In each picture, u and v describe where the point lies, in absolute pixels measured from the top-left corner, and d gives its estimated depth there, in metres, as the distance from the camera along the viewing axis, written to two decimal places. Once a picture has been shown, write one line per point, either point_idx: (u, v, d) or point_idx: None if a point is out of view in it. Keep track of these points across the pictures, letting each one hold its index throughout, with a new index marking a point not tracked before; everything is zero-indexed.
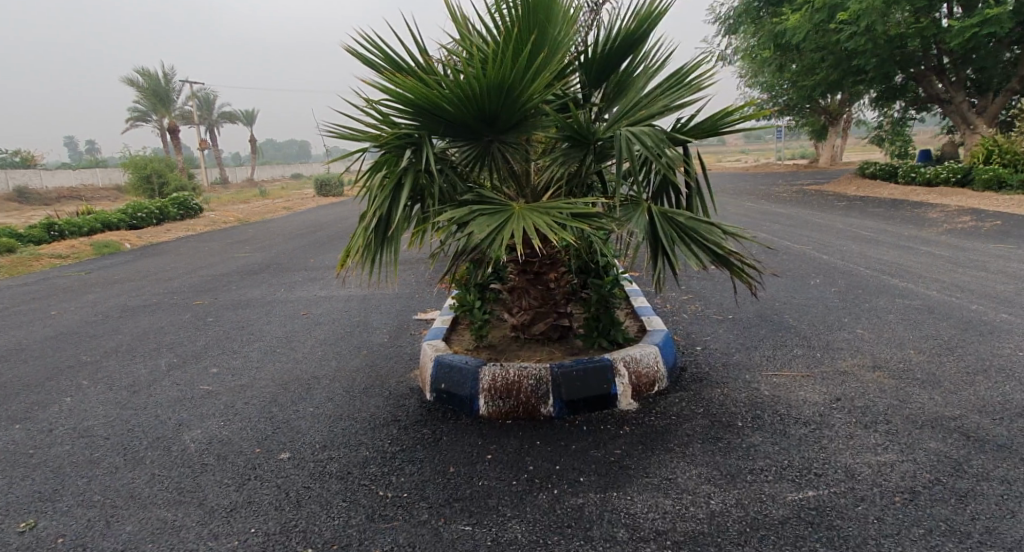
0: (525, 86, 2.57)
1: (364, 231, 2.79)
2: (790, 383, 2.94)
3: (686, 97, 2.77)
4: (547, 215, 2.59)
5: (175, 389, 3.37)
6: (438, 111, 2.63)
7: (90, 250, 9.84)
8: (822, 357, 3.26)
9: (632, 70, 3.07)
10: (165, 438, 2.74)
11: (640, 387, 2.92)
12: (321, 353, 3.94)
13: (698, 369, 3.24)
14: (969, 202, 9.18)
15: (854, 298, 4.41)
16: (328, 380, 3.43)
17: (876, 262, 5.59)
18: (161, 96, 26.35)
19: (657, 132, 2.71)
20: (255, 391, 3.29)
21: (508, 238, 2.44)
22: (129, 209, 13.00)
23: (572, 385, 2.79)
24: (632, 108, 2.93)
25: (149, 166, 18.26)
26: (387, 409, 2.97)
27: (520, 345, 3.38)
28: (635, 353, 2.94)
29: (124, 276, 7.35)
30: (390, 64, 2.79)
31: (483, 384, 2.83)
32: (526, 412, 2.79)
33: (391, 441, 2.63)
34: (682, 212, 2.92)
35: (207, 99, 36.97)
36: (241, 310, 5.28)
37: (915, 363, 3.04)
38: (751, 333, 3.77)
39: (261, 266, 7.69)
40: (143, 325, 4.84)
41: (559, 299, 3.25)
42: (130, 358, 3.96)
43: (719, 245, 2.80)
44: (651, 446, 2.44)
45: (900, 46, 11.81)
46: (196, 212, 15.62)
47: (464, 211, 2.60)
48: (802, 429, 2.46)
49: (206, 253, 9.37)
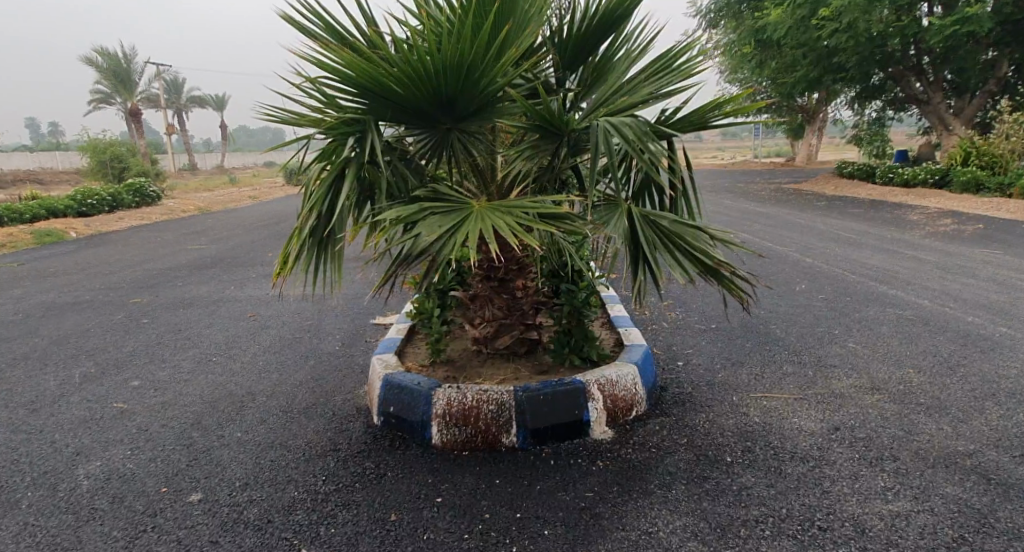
0: (486, 64, 2.18)
1: (299, 232, 2.38)
2: (782, 408, 2.68)
3: (674, 84, 2.42)
4: (509, 215, 2.22)
5: (82, 406, 2.86)
6: (386, 93, 2.23)
7: (30, 239, 9.12)
8: (815, 376, 3.02)
9: (613, 52, 2.72)
10: (52, 471, 2.24)
11: (615, 412, 2.59)
12: (263, 364, 3.49)
13: (679, 389, 2.94)
14: (948, 204, 9.13)
15: (842, 307, 4.17)
16: (265, 397, 3.00)
17: (861, 266, 5.40)
18: (121, 78, 25.15)
19: (641, 123, 2.34)
20: (178, 410, 2.82)
21: (462, 240, 2.07)
22: (79, 195, 12.21)
23: (538, 411, 2.46)
24: (612, 96, 2.56)
25: (106, 151, 17.36)
26: (327, 436, 2.56)
27: (482, 360, 3.02)
28: (611, 375, 2.62)
29: (57, 269, 6.68)
30: (333, 36, 2.39)
31: (437, 409, 2.46)
32: (486, 442, 2.43)
33: (326, 478, 2.22)
34: (664, 215, 2.58)
35: (173, 83, 35.58)
36: (182, 310, 4.76)
37: (916, 386, 2.80)
38: (737, 347, 3.49)
39: (214, 260, 7.16)
40: (67, 327, 4.29)
41: (526, 309, 2.88)
42: (39, 367, 3.42)
43: (706, 253, 2.46)
44: (627, 488, 2.11)
45: (882, 44, 11.72)
46: (153, 199, 14.83)
47: (412, 209, 2.22)
48: (800, 467, 2.17)
49: (157, 245, 8.75)
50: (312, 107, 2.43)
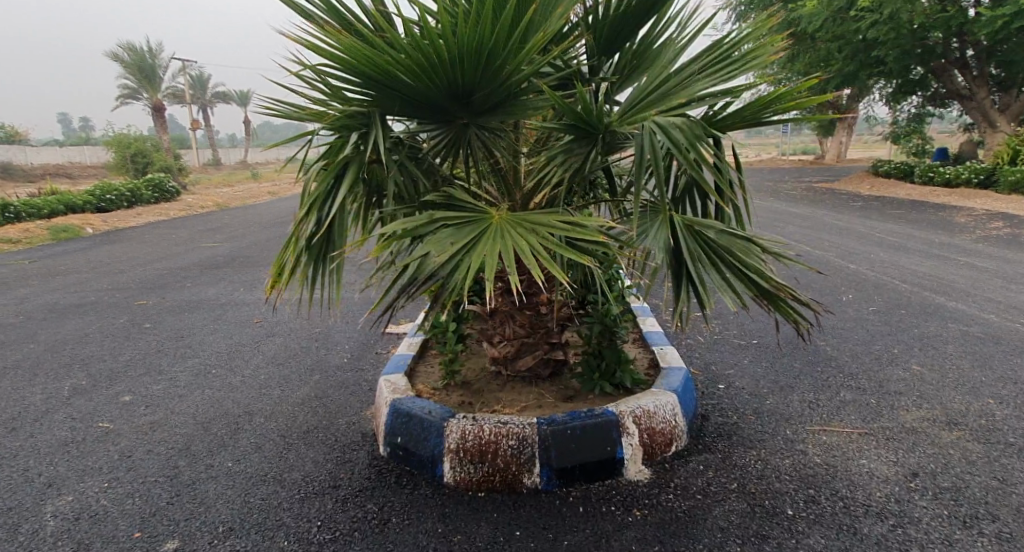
0: (509, 47, 1.85)
1: (294, 240, 2.08)
2: (846, 446, 2.33)
3: (729, 78, 2.08)
4: (533, 232, 1.92)
5: (65, 426, 2.60)
6: (392, 83, 1.91)
7: (46, 235, 9.07)
8: (879, 405, 2.66)
9: (655, 38, 2.39)
10: (16, 508, 1.97)
11: (653, 448, 2.27)
12: (266, 377, 3.22)
13: (724, 419, 2.60)
14: (995, 206, 8.59)
15: (898, 321, 3.78)
16: (264, 417, 2.72)
17: (912, 273, 4.98)
18: (147, 72, 25.24)
19: (692, 122, 2.00)
20: (169, 432, 2.54)
21: (480, 261, 1.77)
22: (98, 189, 12.18)
23: (565, 449, 2.15)
24: (656, 88, 2.23)
25: (133, 145, 17.40)
26: (327, 468, 2.27)
27: (501, 382, 2.71)
28: (648, 405, 2.29)
29: (67, 267, 6.53)
30: (335, 17, 2.09)
31: (450, 443, 2.16)
32: (505, 482, 2.13)
33: (322, 524, 1.91)
34: (711, 225, 2.23)
35: (199, 79, 36.01)
36: (187, 314, 4.53)
37: (1000, 422, 2.43)
38: (785, 367, 3.14)
39: (226, 259, 6.97)
40: (65, 331, 4.07)
41: (552, 327, 2.57)
42: (28, 378, 3.19)
43: (761, 271, 2.11)
44: (671, 548, 1.79)
45: (924, 36, 11.12)
46: (172, 194, 14.85)
47: (420, 223, 1.93)
48: (878, 526, 1.83)
49: (172, 242, 8.62)
50: (313, 99, 2.14)
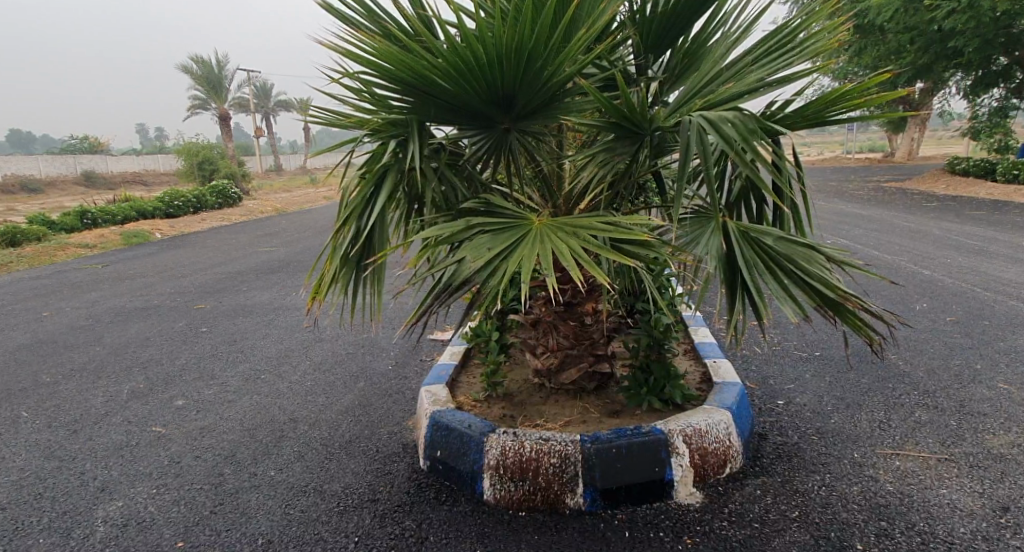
0: (551, 48, 1.77)
1: (334, 252, 2.09)
2: (923, 473, 2.12)
3: (790, 68, 1.92)
4: (574, 236, 1.84)
5: (122, 429, 2.71)
6: (431, 89, 1.86)
7: (119, 240, 9.64)
8: (960, 428, 2.41)
9: (709, 32, 2.24)
10: (70, 513, 2.05)
11: (705, 470, 2.13)
12: (312, 384, 3.25)
13: (783, 439, 2.42)
14: None
15: (982, 332, 3.45)
16: (307, 424, 2.74)
17: (997, 280, 4.57)
18: (216, 85, 26.55)
19: (747, 117, 1.83)
20: (216, 439, 2.60)
21: (517, 267, 1.70)
22: (167, 197, 12.88)
23: (610, 468, 2.04)
24: (712, 83, 2.09)
25: (201, 152, 18.30)
26: (367, 480, 2.24)
27: (545, 395, 2.62)
28: (701, 423, 2.15)
29: (136, 272, 6.90)
30: (376, 22, 2.09)
31: (490, 459, 2.09)
32: (547, 502, 2.04)
33: (359, 540, 1.88)
34: (770, 232, 2.08)
35: (263, 89, 37.71)
36: (241, 318, 4.67)
37: None
38: (852, 383, 2.91)
39: (281, 264, 7.19)
40: (128, 335, 4.26)
41: (598, 338, 2.46)
42: (92, 381, 3.35)
43: (826, 279, 1.92)
44: None
45: (1008, 24, 10.34)
46: (235, 200, 15.54)
47: (456, 227, 1.90)
48: None
49: (233, 247, 8.99)
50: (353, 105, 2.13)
